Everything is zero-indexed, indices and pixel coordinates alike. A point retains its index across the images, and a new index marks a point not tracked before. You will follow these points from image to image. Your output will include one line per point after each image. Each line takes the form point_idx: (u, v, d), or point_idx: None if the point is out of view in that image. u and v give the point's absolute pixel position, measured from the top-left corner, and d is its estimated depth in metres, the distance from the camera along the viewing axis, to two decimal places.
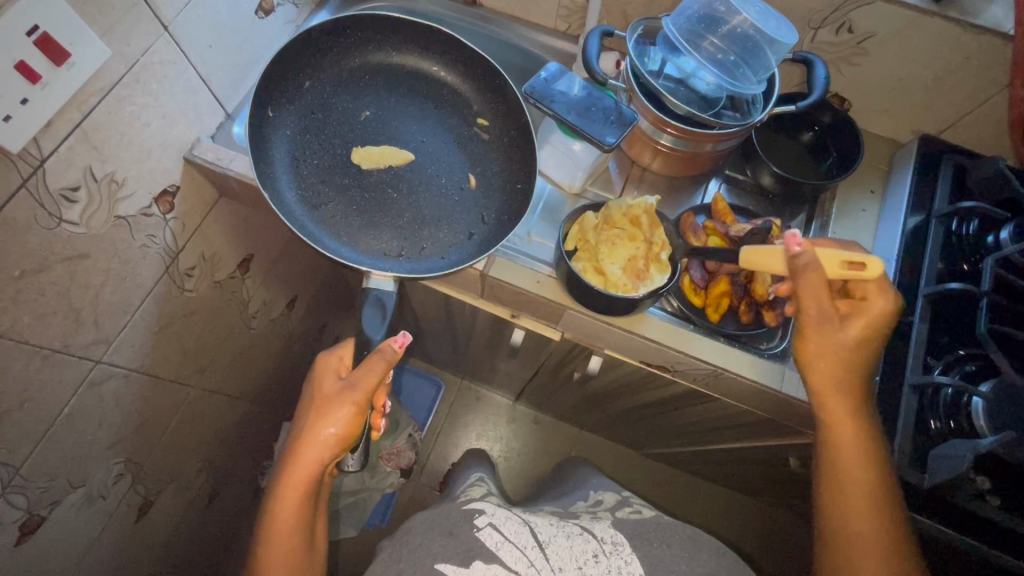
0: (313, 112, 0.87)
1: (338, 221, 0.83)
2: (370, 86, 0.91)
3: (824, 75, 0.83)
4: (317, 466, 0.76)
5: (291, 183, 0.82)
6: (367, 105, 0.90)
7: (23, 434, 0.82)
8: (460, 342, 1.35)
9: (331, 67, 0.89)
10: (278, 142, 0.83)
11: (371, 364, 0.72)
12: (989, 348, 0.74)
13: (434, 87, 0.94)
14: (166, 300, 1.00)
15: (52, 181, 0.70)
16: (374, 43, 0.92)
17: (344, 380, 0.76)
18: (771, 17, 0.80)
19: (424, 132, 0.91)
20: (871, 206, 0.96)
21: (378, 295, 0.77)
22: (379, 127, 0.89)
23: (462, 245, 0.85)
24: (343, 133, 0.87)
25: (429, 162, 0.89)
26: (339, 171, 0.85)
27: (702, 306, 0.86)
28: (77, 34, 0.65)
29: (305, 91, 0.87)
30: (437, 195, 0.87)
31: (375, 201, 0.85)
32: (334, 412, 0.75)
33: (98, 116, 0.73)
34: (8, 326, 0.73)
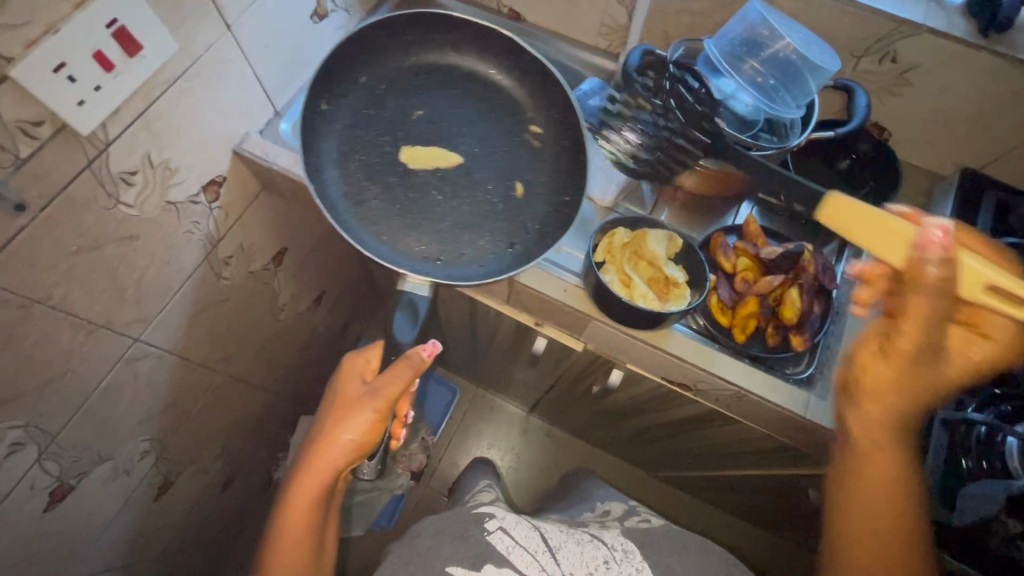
0: (367, 107, 0.90)
1: (380, 220, 0.85)
2: (422, 84, 0.92)
3: (864, 103, 0.83)
4: (331, 472, 0.77)
5: (337, 179, 0.85)
6: (419, 104, 0.91)
7: (62, 403, 0.85)
8: (480, 348, 1.35)
9: (387, 60, 0.91)
10: (328, 135, 0.87)
11: (398, 371, 0.76)
12: None
13: (489, 85, 0.94)
14: (203, 285, 1.04)
15: (113, 164, 0.74)
16: (427, 44, 0.93)
17: (367, 386, 0.78)
18: (814, 43, 0.81)
19: (475, 133, 0.92)
20: None
21: (411, 297, 0.80)
22: (431, 127, 0.90)
23: (502, 254, 0.86)
24: (394, 130, 0.89)
25: (475, 166, 0.90)
26: (385, 170, 0.87)
27: (729, 326, 0.86)
28: (152, 28, 0.70)
29: (360, 85, 0.90)
30: (479, 201, 0.88)
31: (419, 203, 0.87)
32: (354, 417, 0.77)
33: (160, 106, 0.77)
34: (60, 298, 0.76)
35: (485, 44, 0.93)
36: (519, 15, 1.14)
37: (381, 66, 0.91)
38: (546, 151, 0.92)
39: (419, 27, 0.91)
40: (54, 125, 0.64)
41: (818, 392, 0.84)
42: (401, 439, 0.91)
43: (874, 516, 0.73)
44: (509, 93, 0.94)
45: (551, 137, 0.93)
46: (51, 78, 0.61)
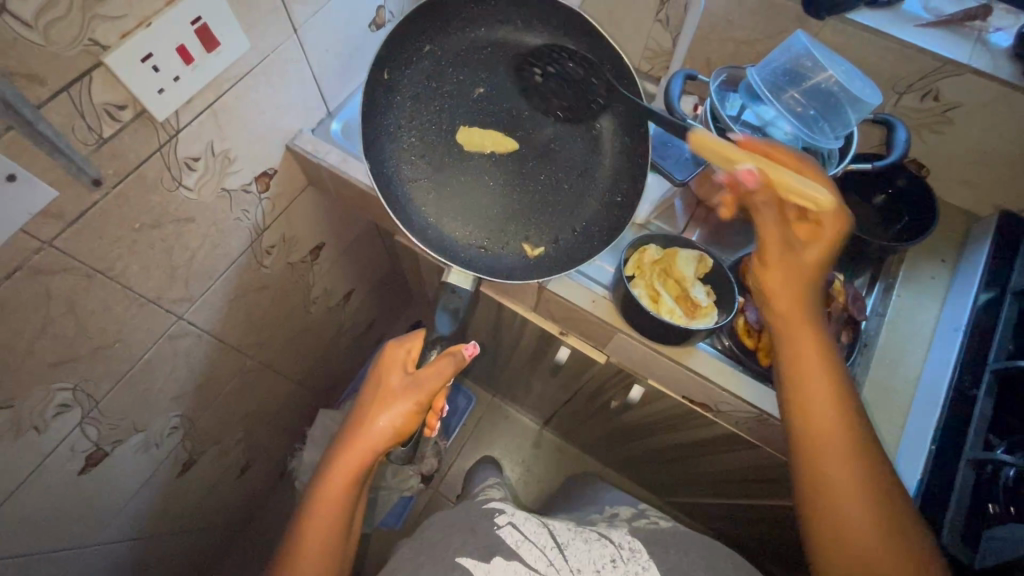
0: (429, 78, 0.87)
1: (429, 201, 0.88)
2: (488, 62, 0.88)
3: (904, 137, 0.84)
4: (366, 460, 0.80)
5: (396, 155, 0.87)
6: (482, 82, 0.89)
7: (108, 371, 0.90)
8: (501, 354, 1.37)
9: (455, 33, 0.86)
10: (391, 109, 0.86)
11: (441, 366, 0.81)
12: None
13: (554, 68, 0.88)
14: (244, 271, 1.09)
15: (180, 150, 0.79)
16: (502, 21, 0.87)
17: (408, 376, 0.83)
18: (856, 77, 0.82)
19: (535, 118, 0.90)
20: (941, 273, 0.95)
21: (455, 290, 0.87)
22: (494, 108, 0.90)
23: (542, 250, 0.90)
24: (454, 106, 0.89)
25: (530, 155, 0.90)
26: (442, 151, 0.89)
27: (754, 349, 0.87)
28: (229, 28, 0.75)
29: (423, 54, 0.86)
30: (529, 193, 0.90)
31: (467, 188, 0.90)
32: (395, 405, 0.80)
33: (227, 99, 0.82)
34: (119, 271, 0.81)
35: (562, 30, 0.85)
36: None
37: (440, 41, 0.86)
38: (601, 148, 0.89)
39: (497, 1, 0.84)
40: (135, 109, 0.69)
41: None
42: (434, 429, 0.93)
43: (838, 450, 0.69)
44: (570, 75, 0.87)
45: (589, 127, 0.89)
46: (139, 66, 0.66)
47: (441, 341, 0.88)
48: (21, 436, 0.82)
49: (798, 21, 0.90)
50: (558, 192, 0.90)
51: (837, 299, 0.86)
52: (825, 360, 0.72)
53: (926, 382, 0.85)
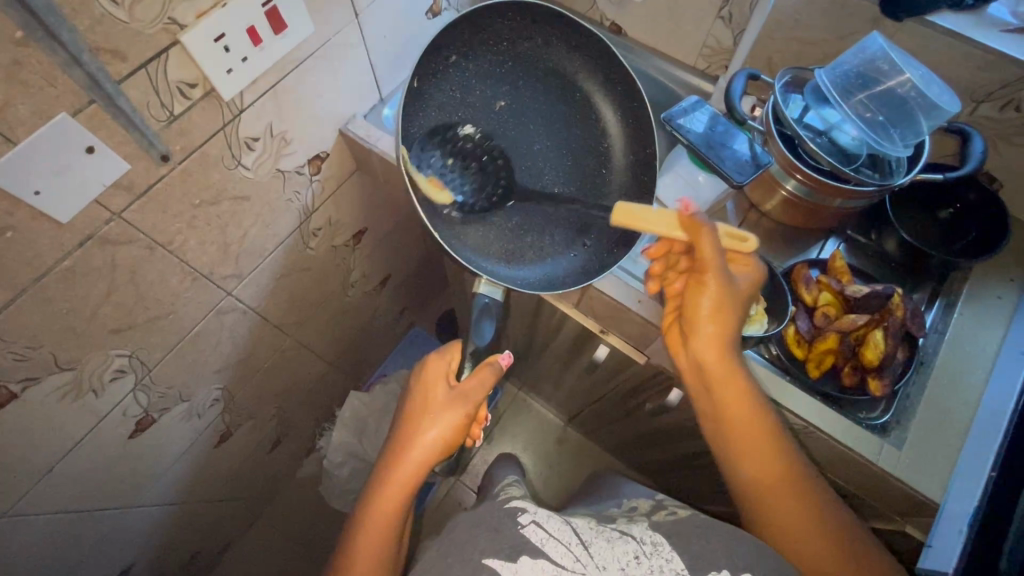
0: (453, 93, 0.86)
1: (452, 215, 0.84)
2: (508, 75, 0.89)
3: (982, 149, 0.80)
4: (418, 475, 0.81)
5: (420, 165, 0.82)
6: (502, 94, 0.89)
7: (162, 341, 0.94)
8: (534, 349, 1.37)
9: (485, 47, 0.86)
10: (416, 121, 0.83)
11: (483, 374, 0.84)
12: None
13: (570, 86, 0.92)
14: (291, 252, 1.11)
15: (242, 130, 0.81)
16: (528, 38, 0.88)
17: (452, 388, 0.84)
18: (936, 82, 0.78)
19: (549, 136, 0.92)
20: (1009, 294, 0.90)
21: (485, 303, 0.83)
22: (511, 122, 0.90)
23: (559, 258, 0.89)
24: (473, 121, 0.88)
25: (545, 167, 0.91)
26: (465, 164, 0.86)
27: (804, 359, 0.85)
28: (297, 11, 0.77)
29: (450, 65, 0.85)
30: (548, 204, 0.91)
31: (489, 201, 0.87)
32: (441, 417, 0.81)
33: (288, 81, 0.83)
34: (177, 245, 0.84)
35: (584, 51, 0.89)
36: (621, 28, 1.16)
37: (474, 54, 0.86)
38: (612, 157, 0.94)
39: (525, 19, 0.86)
40: (204, 88, 0.71)
41: (893, 440, 0.79)
42: (478, 438, 0.93)
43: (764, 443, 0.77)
44: (586, 95, 0.92)
45: (600, 149, 0.93)
46: (211, 46, 0.68)
47: (477, 353, 0.87)
48: (80, 398, 0.86)
49: (872, 22, 0.86)
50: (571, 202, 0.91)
51: (895, 314, 0.82)
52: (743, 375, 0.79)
53: (987, 408, 0.80)
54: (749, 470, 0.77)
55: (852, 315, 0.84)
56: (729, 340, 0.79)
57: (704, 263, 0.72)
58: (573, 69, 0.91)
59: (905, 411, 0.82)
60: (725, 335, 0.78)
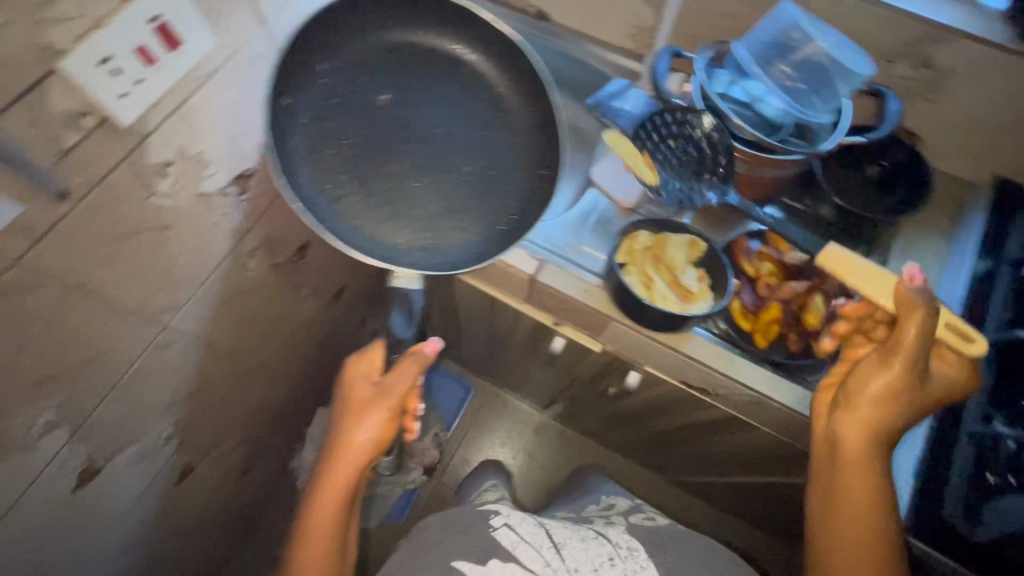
0: (331, 95, 0.85)
1: (359, 216, 0.82)
2: (390, 70, 0.89)
3: (897, 109, 0.82)
4: (352, 475, 0.81)
5: (311, 173, 0.81)
6: (388, 87, 0.88)
7: (95, 386, 0.89)
8: (496, 346, 1.36)
9: (352, 47, 0.87)
10: (293, 130, 0.81)
11: (405, 366, 0.82)
12: None
13: (453, 64, 0.92)
14: (229, 276, 1.06)
15: (150, 156, 0.76)
16: (389, 22, 0.89)
17: (377, 385, 0.83)
18: (846, 47, 0.80)
19: (446, 115, 0.89)
20: (936, 245, 0.93)
21: (406, 293, 0.84)
22: (404, 108, 0.87)
23: (490, 237, 0.84)
24: (362, 116, 0.85)
25: (449, 146, 0.87)
26: (361, 161, 0.84)
27: (751, 331, 0.86)
28: (194, 25, 0.72)
29: (318, 72, 0.84)
30: (460, 183, 0.86)
31: (394, 193, 0.84)
32: (367, 418, 0.80)
33: (196, 100, 0.79)
34: (96, 285, 0.79)
35: (454, 24, 0.91)
36: (545, 14, 1.14)
37: (343, 52, 0.86)
38: (517, 133, 0.91)
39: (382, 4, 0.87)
40: (98, 116, 0.66)
41: None
42: (415, 434, 0.90)
43: (865, 512, 0.69)
44: (473, 69, 0.92)
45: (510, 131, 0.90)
46: (99, 71, 0.63)
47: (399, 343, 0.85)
48: (10, 458, 0.81)
49: None
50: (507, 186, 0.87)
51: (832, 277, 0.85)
52: (876, 460, 0.70)
53: None
54: (832, 529, 0.72)
55: (792, 283, 0.86)
56: (878, 416, 0.70)
57: (902, 346, 0.67)
58: (451, 48, 0.92)
59: None
60: (869, 410, 0.70)
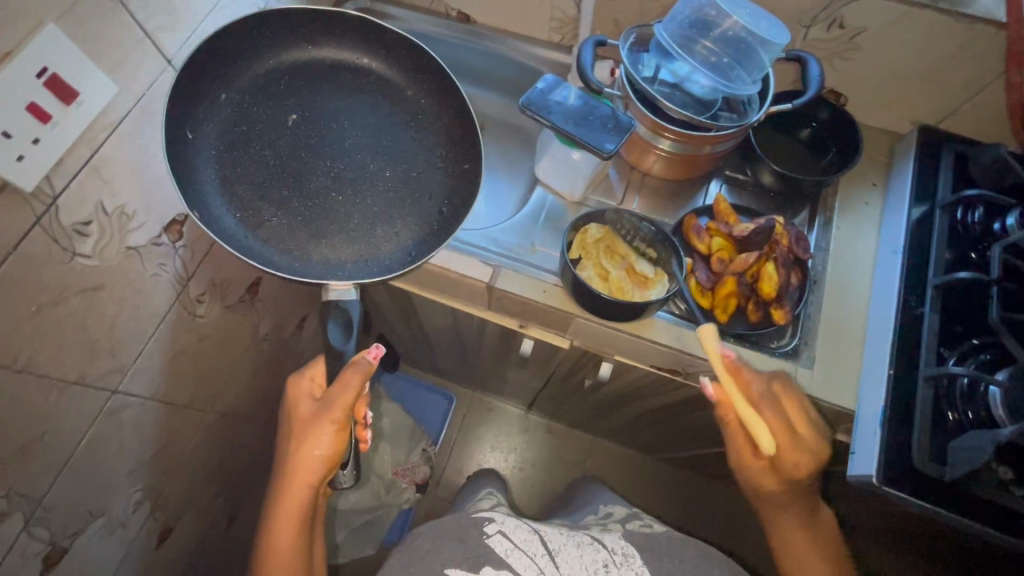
0: (236, 124, 0.83)
1: (286, 237, 0.81)
2: (291, 89, 0.88)
3: (818, 71, 0.83)
4: (308, 489, 0.81)
5: (228, 207, 0.80)
6: (293, 107, 0.87)
7: (45, 465, 0.83)
8: (469, 355, 1.35)
9: (245, 73, 0.85)
10: (202, 162, 0.80)
11: (345, 380, 0.74)
12: (1005, 336, 0.72)
13: (358, 73, 0.92)
14: (178, 327, 1.01)
15: (64, 218, 0.72)
16: (284, 39, 0.88)
17: (321, 399, 0.78)
18: (762, 18, 0.81)
19: (358, 126, 0.89)
20: (874, 198, 0.96)
21: (340, 305, 0.77)
22: (315, 124, 0.87)
23: (422, 239, 0.86)
24: (273, 139, 0.84)
25: (367, 155, 0.87)
26: (277, 184, 0.83)
27: (710, 307, 0.87)
28: (86, 74, 0.68)
29: (221, 102, 0.83)
30: (383, 189, 0.87)
31: (318, 209, 0.83)
32: (316, 434, 0.78)
33: (107, 151, 0.74)
34: (26, 361, 0.74)
35: (353, 33, 0.90)
36: (468, 16, 1.13)
37: (237, 78, 0.84)
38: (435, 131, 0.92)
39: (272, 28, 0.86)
40: None
41: (803, 362, 0.84)
42: (368, 442, 0.86)
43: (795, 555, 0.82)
44: (380, 75, 0.92)
45: (428, 136, 0.91)
46: None
47: (344, 356, 0.77)
48: None
49: None
50: (433, 188, 0.88)
51: (780, 244, 0.85)
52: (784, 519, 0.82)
53: (876, 310, 0.86)
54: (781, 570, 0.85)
55: (742, 255, 0.86)
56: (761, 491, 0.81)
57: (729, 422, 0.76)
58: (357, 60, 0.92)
59: (809, 330, 0.87)
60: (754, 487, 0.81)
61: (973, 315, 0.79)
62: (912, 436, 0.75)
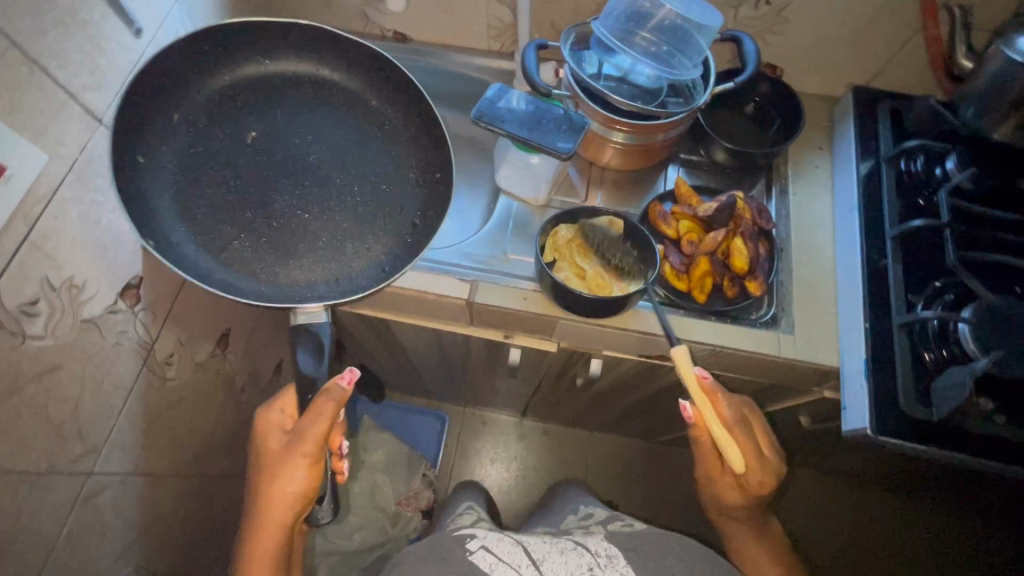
0: (194, 145, 0.81)
1: (250, 261, 0.79)
2: (249, 109, 0.86)
3: (753, 48, 0.86)
4: (284, 525, 0.78)
5: (187, 233, 0.77)
6: (254, 125, 0.85)
7: (24, 566, 0.77)
8: (456, 373, 1.33)
9: (200, 95, 0.84)
10: (157, 189, 0.78)
11: (320, 408, 0.73)
12: (964, 275, 0.77)
13: (319, 86, 0.90)
14: (149, 394, 0.96)
15: (8, 301, 0.67)
16: (238, 61, 0.87)
17: (292, 432, 0.76)
18: (693, 4, 0.84)
19: (321, 140, 0.87)
20: (822, 160, 1.00)
21: (313, 330, 0.74)
22: (275, 144, 0.85)
23: (397, 251, 0.84)
24: (232, 162, 0.82)
25: (333, 169, 0.85)
26: (238, 206, 0.80)
27: (688, 289, 0.88)
28: (12, 144, 0.64)
29: (176, 123, 0.81)
30: (354, 203, 0.85)
31: (284, 230, 0.81)
32: (288, 470, 0.75)
33: (46, 222, 0.70)
34: None
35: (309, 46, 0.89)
36: (405, 35, 1.12)
37: (185, 103, 0.82)
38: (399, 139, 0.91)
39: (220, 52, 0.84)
40: None
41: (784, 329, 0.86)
42: (345, 472, 0.86)
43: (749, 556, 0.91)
44: (341, 85, 0.90)
45: (394, 143, 0.90)
46: None
47: (316, 384, 0.76)
48: None
49: None
50: (404, 197, 0.87)
51: (744, 220, 0.88)
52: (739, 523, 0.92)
53: (842, 267, 0.89)
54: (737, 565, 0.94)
55: (711, 234, 0.87)
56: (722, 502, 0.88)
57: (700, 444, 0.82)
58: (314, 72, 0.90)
59: (784, 296, 0.89)
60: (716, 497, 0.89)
61: (930, 260, 0.83)
62: (896, 382, 0.77)
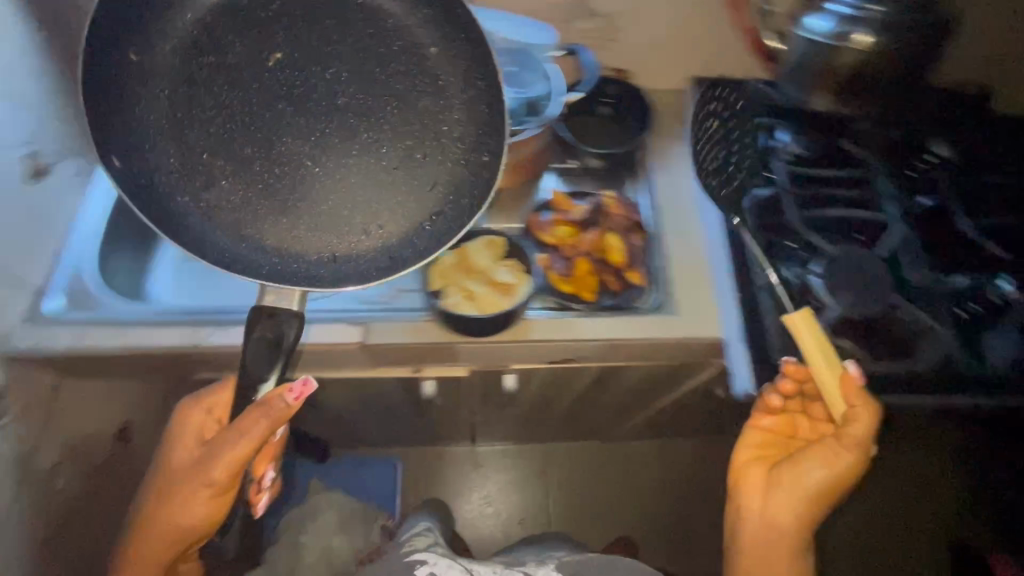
0: (133, 91, 0.75)
1: (229, 212, 0.79)
2: (185, 48, 0.75)
3: (591, 57, 0.96)
4: (179, 547, 0.79)
5: (171, 186, 0.77)
6: (218, 58, 0.75)
7: None
8: (389, 414, 1.29)
9: (130, 33, 0.73)
10: (147, 138, 0.76)
11: (252, 424, 0.70)
12: (808, 233, 0.92)
13: (250, 19, 0.75)
14: (35, 511, 0.88)
15: None
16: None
17: (206, 447, 0.74)
18: (528, 26, 0.97)
19: (280, 76, 0.76)
20: (677, 147, 1.05)
21: (274, 312, 0.75)
22: (231, 88, 0.76)
23: (367, 228, 0.80)
24: (198, 106, 0.76)
25: (284, 116, 0.77)
26: (198, 157, 0.77)
27: (575, 290, 0.92)
28: None
29: (129, 64, 0.74)
30: (336, 156, 0.79)
31: (269, 182, 0.79)
32: (193, 497, 0.74)
33: None
34: None
35: None
36: None
37: (112, 51, 0.73)
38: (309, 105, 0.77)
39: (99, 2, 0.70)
40: None
41: (670, 311, 0.89)
42: (260, 510, 0.89)
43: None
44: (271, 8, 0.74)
45: (328, 86, 0.77)
46: None
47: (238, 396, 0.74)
48: None
49: None
50: (326, 160, 0.79)
51: (614, 215, 0.97)
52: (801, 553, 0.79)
53: (711, 242, 0.95)
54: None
55: (586, 235, 0.96)
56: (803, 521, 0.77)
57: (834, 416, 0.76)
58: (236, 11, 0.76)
59: (663, 279, 0.93)
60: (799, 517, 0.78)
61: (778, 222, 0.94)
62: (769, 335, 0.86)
